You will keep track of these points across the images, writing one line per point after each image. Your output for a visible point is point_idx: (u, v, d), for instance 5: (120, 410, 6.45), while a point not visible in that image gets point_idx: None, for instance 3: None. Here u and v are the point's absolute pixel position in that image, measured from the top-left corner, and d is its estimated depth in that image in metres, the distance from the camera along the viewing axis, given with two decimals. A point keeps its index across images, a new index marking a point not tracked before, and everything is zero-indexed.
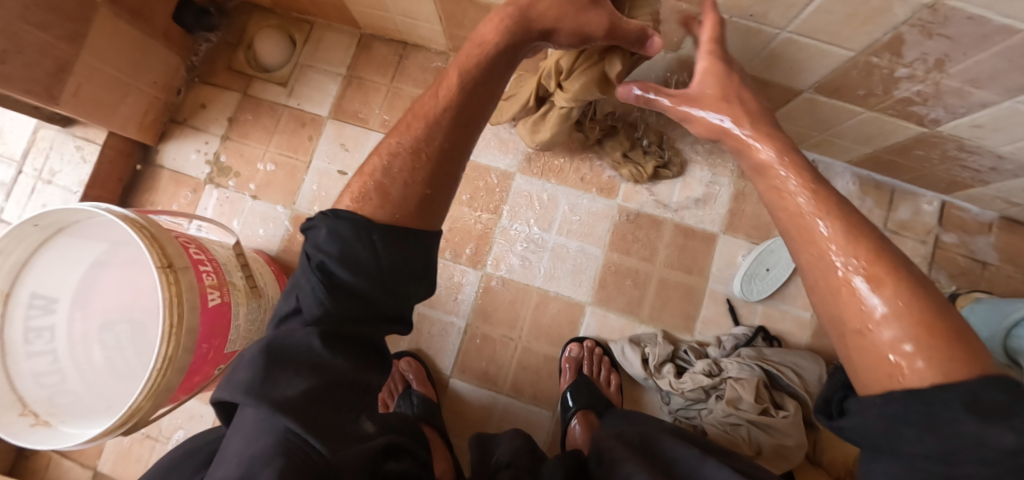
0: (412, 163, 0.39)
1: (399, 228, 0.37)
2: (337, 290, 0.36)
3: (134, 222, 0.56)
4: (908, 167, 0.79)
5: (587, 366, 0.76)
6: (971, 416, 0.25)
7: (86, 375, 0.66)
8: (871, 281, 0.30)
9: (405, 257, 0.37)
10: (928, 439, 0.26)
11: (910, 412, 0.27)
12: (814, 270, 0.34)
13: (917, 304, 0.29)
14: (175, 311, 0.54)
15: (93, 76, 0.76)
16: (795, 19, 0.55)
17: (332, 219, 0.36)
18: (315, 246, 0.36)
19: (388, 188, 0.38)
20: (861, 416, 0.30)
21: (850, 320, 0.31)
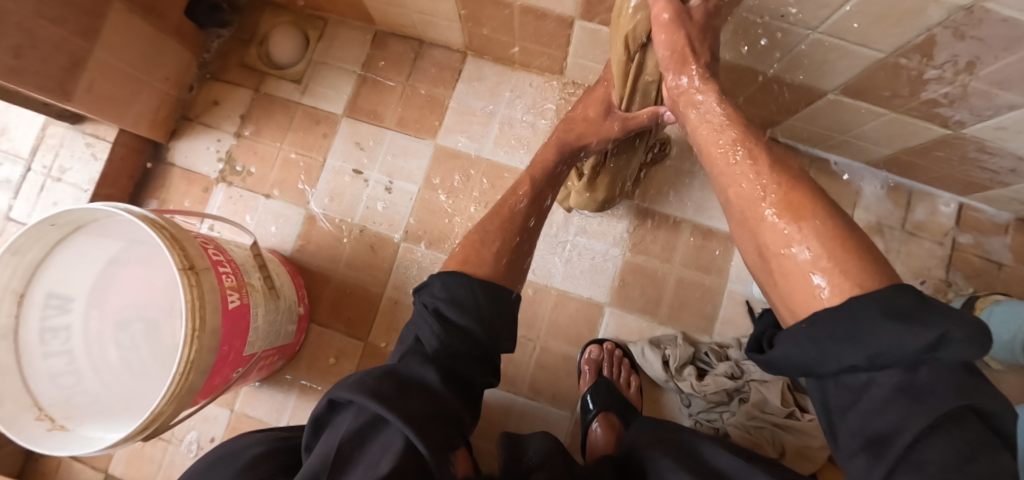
0: (506, 238, 0.58)
1: (494, 286, 0.53)
2: (449, 328, 0.50)
3: (154, 223, 0.55)
4: (926, 168, 0.79)
5: (607, 369, 0.76)
6: (887, 323, 0.30)
7: (103, 374, 0.65)
8: (789, 207, 0.39)
9: (498, 307, 0.53)
10: (853, 352, 0.31)
11: (837, 331, 0.32)
12: (743, 205, 0.43)
13: (853, 269, 0.34)
14: (197, 313, 0.53)
15: (107, 73, 0.75)
16: (826, 20, 0.54)
17: (446, 276, 0.53)
18: (432, 293, 0.53)
19: (487, 256, 0.55)
20: (790, 345, 0.35)
21: (776, 245, 0.39)
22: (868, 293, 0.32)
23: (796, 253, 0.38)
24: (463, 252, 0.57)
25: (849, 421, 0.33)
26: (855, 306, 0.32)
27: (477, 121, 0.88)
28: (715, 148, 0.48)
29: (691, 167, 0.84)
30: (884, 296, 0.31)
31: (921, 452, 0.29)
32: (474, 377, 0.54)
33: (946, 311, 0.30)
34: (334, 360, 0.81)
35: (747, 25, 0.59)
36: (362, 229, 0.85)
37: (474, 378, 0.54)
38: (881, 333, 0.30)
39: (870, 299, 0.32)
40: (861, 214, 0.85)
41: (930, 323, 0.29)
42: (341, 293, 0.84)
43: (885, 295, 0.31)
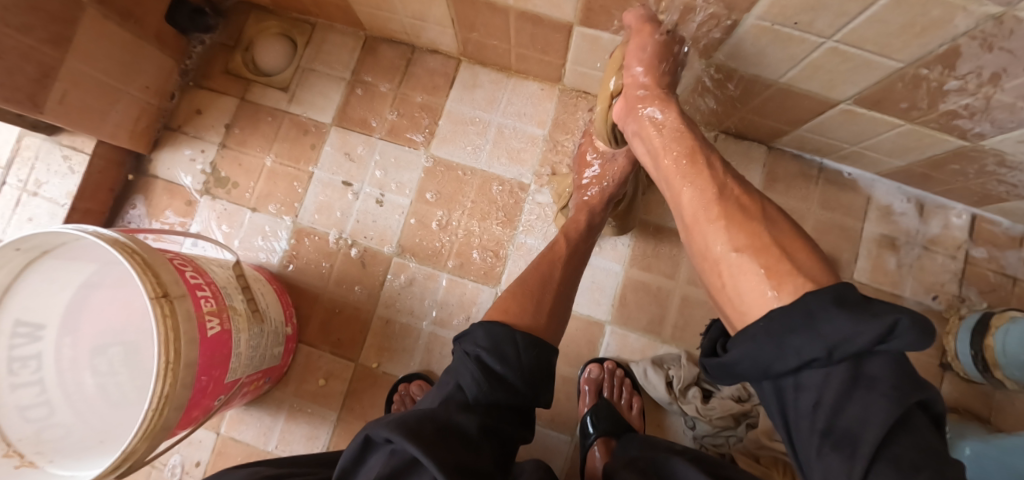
0: (548, 291, 0.56)
1: (539, 337, 0.50)
2: (491, 379, 0.46)
3: (125, 248, 0.52)
4: (941, 180, 0.75)
5: (608, 390, 0.73)
6: (839, 311, 0.30)
7: (77, 405, 0.62)
8: (726, 214, 0.41)
9: (542, 359, 0.49)
10: (810, 342, 0.30)
11: (794, 323, 0.31)
12: (689, 207, 0.45)
13: (794, 268, 0.35)
14: (171, 346, 0.50)
15: (80, 82, 0.71)
16: (843, 28, 0.51)
17: (490, 325, 0.49)
18: (475, 339, 0.48)
19: (532, 305, 0.54)
20: (748, 346, 0.34)
21: (716, 257, 0.41)
22: (817, 289, 0.33)
23: (740, 255, 0.38)
24: (500, 303, 0.54)
25: (812, 427, 0.31)
26: (808, 299, 0.32)
27: (472, 131, 0.84)
28: (662, 154, 0.50)
29: None
30: (834, 290, 0.32)
31: (887, 447, 0.28)
32: (511, 435, 0.48)
33: (887, 303, 0.30)
34: (324, 381, 0.79)
35: (757, 33, 0.56)
36: (352, 245, 0.82)
37: (511, 435, 0.48)
38: (836, 321, 0.29)
39: (822, 292, 0.32)
40: (871, 227, 0.82)
41: (877, 311, 0.29)
42: (331, 312, 0.80)
43: (834, 288, 0.32)
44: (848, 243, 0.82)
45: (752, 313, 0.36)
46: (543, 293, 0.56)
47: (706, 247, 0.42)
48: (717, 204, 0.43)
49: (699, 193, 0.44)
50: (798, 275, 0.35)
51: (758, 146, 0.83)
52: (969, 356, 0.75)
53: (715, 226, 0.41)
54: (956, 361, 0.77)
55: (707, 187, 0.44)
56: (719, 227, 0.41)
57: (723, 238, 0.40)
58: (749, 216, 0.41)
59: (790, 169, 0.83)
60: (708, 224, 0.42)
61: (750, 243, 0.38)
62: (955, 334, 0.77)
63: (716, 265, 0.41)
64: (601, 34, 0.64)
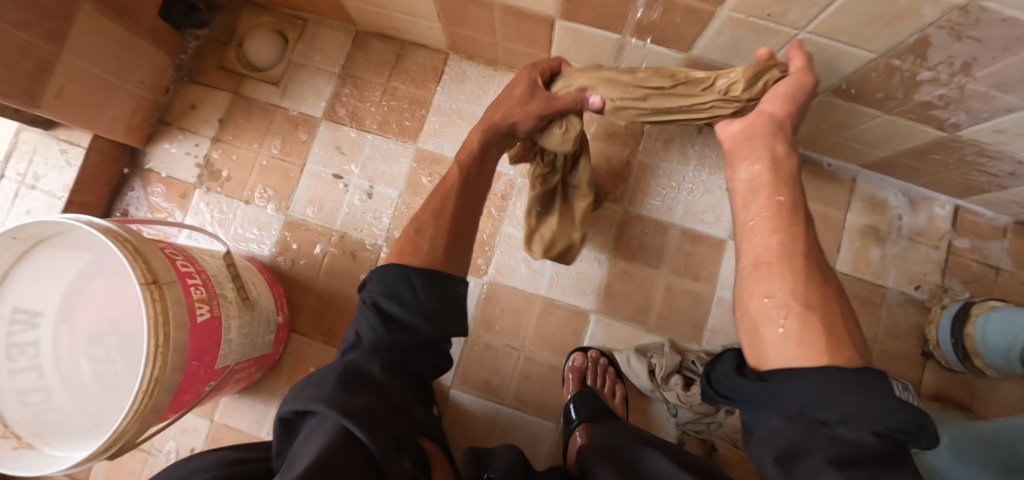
0: (443, 228, 0.52)
1: (434, 273, 0.49)
2: (389, 324, 0.47)
3: (117, 236, 0.53)
4: (924, 171, 0.76)
5: (591, 378, 0.74)
6: (895, 392, 0.29)
7: (74, 390, 0.64)
8: (795, 273, 0.36)
9: (444, 295, 0.49)
10: (859, 400, 0.29)
11: (849, 381, 0.30)
12: (756, 249, 0.39)
13: (852, 342, 0.33)
14: (160, 330, 0.52)
15: (77, 77, 0.72)
16: (814, 20, 0.52)
17: (383, 269, 0.48)
18: (370, 287, 0.49)
19: (422, 245, 0.51)
20: (791, 384, 0.31)
21: (771, 311, 0.36)
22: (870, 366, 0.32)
23: (798, 311, 0.34)
24: (399, 241, 0.51)
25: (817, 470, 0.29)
26: (861, 369, 0.31)
27: (460, 124, 0.86)
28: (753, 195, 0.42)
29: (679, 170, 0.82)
30: (884, 374, 0.31)
31: None
32: (425, 372, 0.50)
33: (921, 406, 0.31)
34: (315, 370, 0.80)
35: (732, 25, 0.56)
36: (342, 236, 0.83)
37: (424, 370, 0.50)
38: (890, 397, 0.29)
39: (882, 371, 0.31)
40: (856, 219, 0.83)
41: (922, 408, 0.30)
42: (322, 303, 0.82)
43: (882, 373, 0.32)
44: (832, 234, 0.82)
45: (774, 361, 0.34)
46: (435, 227, 0.52)
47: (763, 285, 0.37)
48: (802, 258, 0.37)
49: (773, 243, 0.38)
50: (852, 350, 0.33)
51: None
52: (949, 345, 0.76)
53: (786, 272, 0.36)
54: (938, 351, 0.78)
55: (790, 242, 0.38)
56: (785, 280, 0.36)
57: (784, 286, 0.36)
58: (824, 289, 0.36)
59: None
60: (773, 275, 0.37)
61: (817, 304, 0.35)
62: (937, 323, 0.78)
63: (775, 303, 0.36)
64: (583, 27, 0.66)
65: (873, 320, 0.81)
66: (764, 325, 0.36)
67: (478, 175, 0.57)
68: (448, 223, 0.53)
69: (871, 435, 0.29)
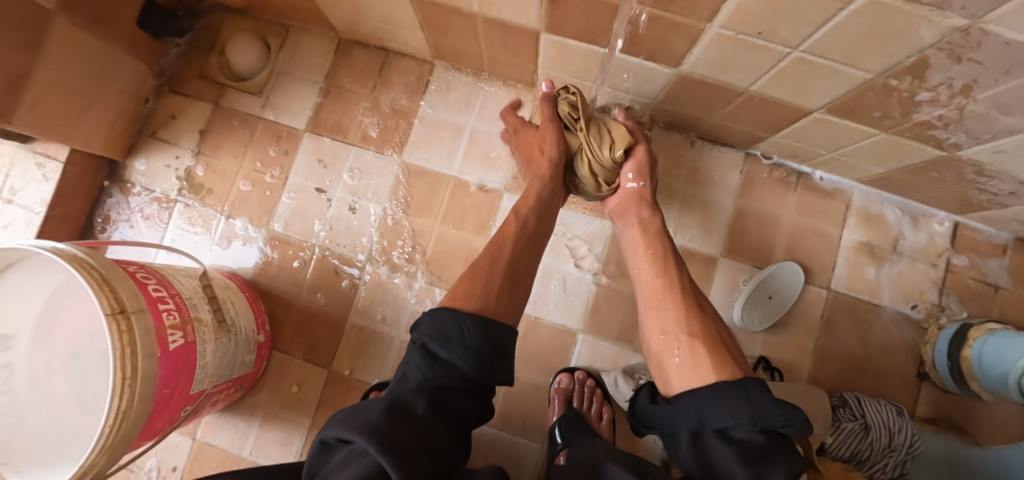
0: (500, 273, 0.57)
1: (485, 318, 0.51)
2: (435, 362, 0.47)
3: (83, 264, 0.52)
4: (922, 187, 0.73)
5: (577, 400, 0.73)
6: (766, 394, 0.41)
7: (49, 411, 0.63)
8: (682, 303, 0.56)
9: (491, 338, 0.50)
10: (744, 405, 0.41)
11: (733, 391, 0.42)
12: (653, 290, 0.59)
13: (729, 358, 0.49)
14: (127, 361, 0.50)
15: (53, 90, 0.69)
16: (807, 39, 0.49)
17: (435, 310, 0.51)
18: (422, 328, 0.50)
19: (481, 289, 0.54)
20: (692, 399, 0.45)
21: (669, 334, 0.53)
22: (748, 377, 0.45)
23: (691, 338, 0.51)
24: (459, 285, 0.55)
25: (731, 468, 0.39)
26: (744, 377, 0.44)
27: (445, 136, 0.83)
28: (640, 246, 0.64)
29: (671, 184, 0.81)
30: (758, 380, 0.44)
31: None
32: (467, 418, 0.49)
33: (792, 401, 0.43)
34: (297, 388, 0.79)
35: (721, 42, 0.54)
36: (325, 251, 0.82)
37: (466, 416, 0.48)
38: (762, 398, 0.41)
39: (755, 378, 0.44)
40: (851, 234, 0.80)
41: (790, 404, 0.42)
42: (304, 319, 0.81)
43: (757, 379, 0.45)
44: (827, 250, 0.80)
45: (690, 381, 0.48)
46: (490, 273, 0.57)
47: (664, 324, 0.55)
48: (678, 290, 0.58)
49: (663, 283, 0.59)
50: (731, 365, 0.48)
51: (736, 151, 0.82)
52: (945, 366, 0.74)
53: (678, 308, 0.55)
54: (934, 371, 0.76)
55: (671, 282, 0.58)
56: (680, 316, 0.54)
57: (679, 322, 0.54)
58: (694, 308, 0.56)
59: (768, 175, 0.81)
60: (668, 308, 0.56)
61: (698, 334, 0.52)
62: (933, 343, 0.76)
63: (671, 339, 0.52)
64: (569, 40, 0.63)
65: (868, 339, 0.78)
66: (667, 355, 0.52)
67: (531, 223, 0.64)
68: (504, 270, 0.57)
69: (760, 435, 0.40)
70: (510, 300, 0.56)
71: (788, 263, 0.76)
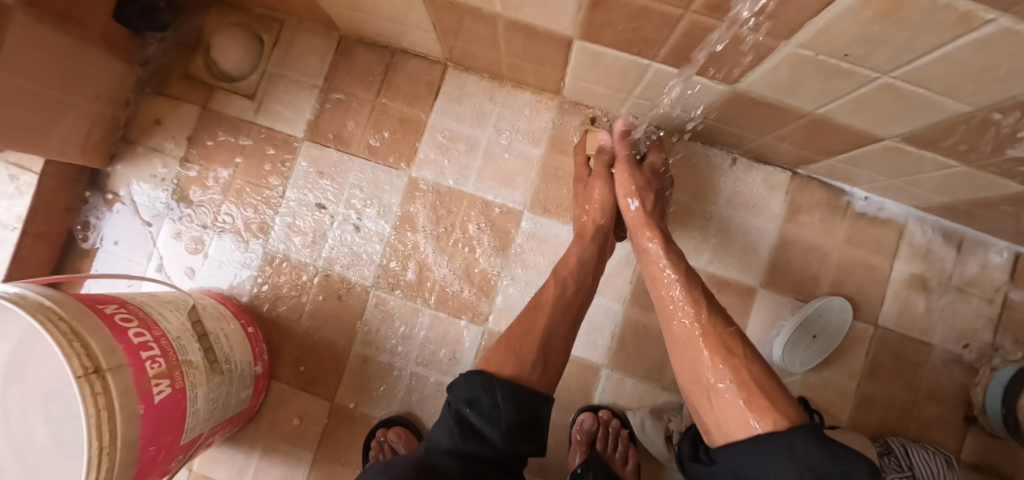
0: (535, 343, 0.53)
1: (518, 387, 0.48)
2: (467, 432, 0.45)
3: (50, 315, 0.45)
4: (986, 218, 0.66)
5: (601, 442, 0.67)
6: (815, 449, 0.36)
7: (28, 459, 0.56)
8: (717, 344, 0.47)
9: (525, 413, 0.47)
10: (789, 470, 0.36)
11: (776, 450, 0.38)
12: (684, 333, 0.50)
13: (769, 404, 0.41)
14: (104, 428, 0.44)
15: (16, 98, 0.60)
16: (904, 66, 0.41)
17: (469, 374, 0.48)
18: (454, 393, 0.48)
19: (516, 357, 0.51)
20: (734, 456, 0.41)
21: (709, 375, 0.46)
22: (796, 426, 0.39)
23: (728, 385, 0.44)
24: (495, 351, 0.52)
25: None
26: (789, 429, 0.38)
27: (458, 149, 0.76)
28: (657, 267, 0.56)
29: (709, 208, 0.73)
30: (811, 428, 0.38)
31: None
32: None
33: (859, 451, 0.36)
34: (298, 421, 0.74)
35: (795, 62, 0.45)
36: (326, 274, 0.75)
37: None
38: (811, 456, 0.36)
39: (803, 428, 0.38)
40: (901, 266, 0.73)
41: (849, 456, 0.35)
42: (305, 349, 0.75)
43: (809, 429, 0.38)
44: (874, 283, 0.73)
45: (734, 434, 0.42)
46: (525, 341, 0.53)
47: (698, 369, 0.48)
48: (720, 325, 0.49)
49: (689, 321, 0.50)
50: (774, 411, 0.41)
51: (780, 172, 0.74)
52: (998, 414, 0.68)
53: (725, 358, 0.46)
54: (984, 416, 0.71)
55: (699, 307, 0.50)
56: (715, 362, 0.46)
57: (709, 367, 0.46)
58: (731, 350, 0.46)
59: (815, 199, 0.73)
60: (700, 354, 0.48)
61: (734, 379, 0.44)
62: (985, 386, 0.70)
63: (705, 390, 0.46)
64: (606, 51, 0.55)
65: (912, 381, 0.73)
66: (714, 395, 0.45)
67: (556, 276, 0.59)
68: (538, 338, 0.53)
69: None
70: (546, 368, 0.52)
71: (834, 298, 0.70)
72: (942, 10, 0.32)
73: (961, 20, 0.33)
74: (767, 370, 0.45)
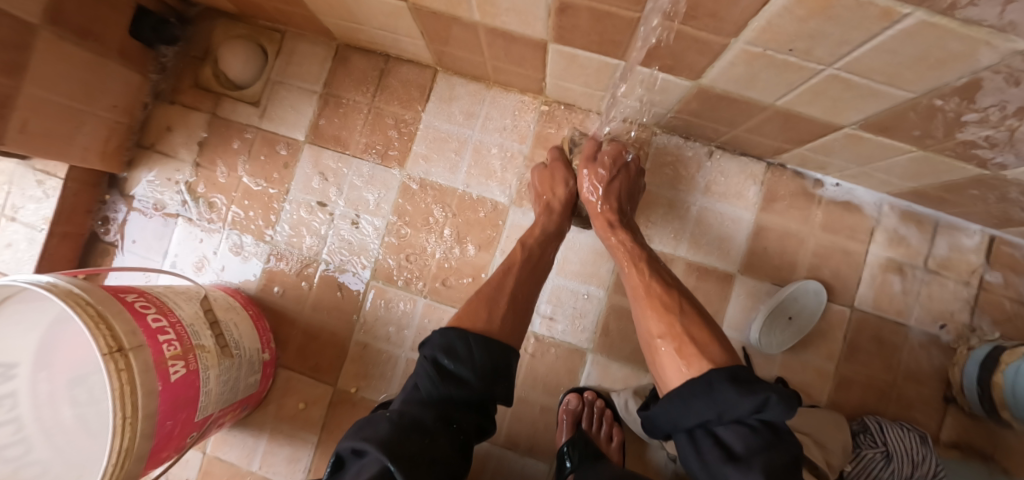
0: (504, 300, 0.58)
1: (491, 337, 0.53)
2: (443, 379, 0.50)
3: (78, 300, 0.50)
4: (957, 202, 0.68)
5: (586, 422, 0.71)
6: (729, 385, 0.42)
7: (54, 439, 0.61)
8: (663, 304, 0.53)
9: (497, 360, 0.52)
10: (708, 406, 0.42)
11: (697, 390, 0.44)
12: (636, 291, 0.57)
13: (697, 351, 0.47)
14: (127, 401, 0.49)
15: (41, 108, 0.66)
16: (844, 57, 0.44)
17: (445, 328, 0.53)
18: (430, 344, 0.53)
19: (488, 314, 0.55)
20: (666, 405, 0.47)
21: (652, 332, 0.52)
22: (717, 367, 0.45)
23: (661, 339, 0.50)
24: (467, 306, 0.57)
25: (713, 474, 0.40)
26: (709, 370, 0.44)
27: (449, 147, 0.80)
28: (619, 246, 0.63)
29: (688, 198, 0.77)
30: (728, 368, 0.44)
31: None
32: (471, 427, 0.51)
33: (767, 382, 0.42)
34: (303, 405, 0.79)
35: (748, 57, 0.49)
36: (328, 268, 0.80)
37: (471, 426, 0.51)
38: (724, 391, 0.42)
39: (720, 369, 0.44)
40: (877, 251, 0.76)
41: (755, 387, 0.41)
42: (308, 336, 0.80)
43: (727, 367, 0.44)
44: (850, 268, 0.76)
45: (669, 381, 0.48)
46: (497, 300, 0.58)
47: (646, 329, 0.53)
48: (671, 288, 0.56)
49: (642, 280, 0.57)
50: (700, 357, 0.46)
51: (756, 162, 0.77)
52: (975, 391, 0.70)
53: (664, 313, 0.52)
54: (962, 395, 0.73)
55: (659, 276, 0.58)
56: (655, 317, 0.53)
57: (652, 325, 0.52)
58: (671, 310, 0.52)
59: (791, 188, 0.76)
60: (647, 310, 0.54)
61: (669, 333, 0.50)
62: (963, 365, 0.72)
63: (649, 345, 0.52)
64: (578, 52, 0.58)
65: (892, 362, 0.75)
66: (654, 350, 0.51)
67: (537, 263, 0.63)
68: (507, 297, 0.58)
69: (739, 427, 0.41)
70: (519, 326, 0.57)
71: (809, 282, 0.73)
72: (864, 6, 0.35)
73: (883, 15, 0.36)
74: (700, 321, 0.51)
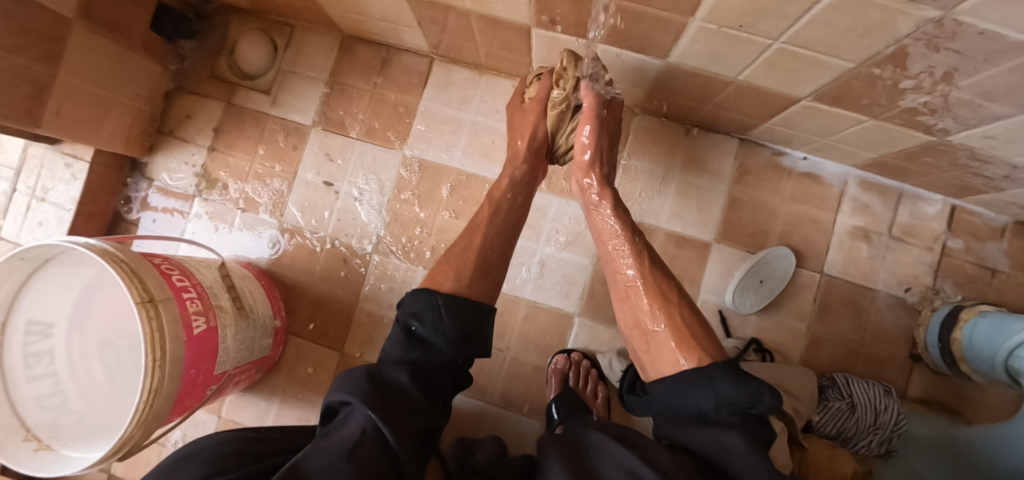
0: (472, 258, 0.62)
1: (459, 301, 0.57)
2: (414, 341, 0.55)
3: (113, 257, 0.56)
4: (916, 171, 0.74)
5: (573, 380, 0.76)
6: (727, 378, 0.47)
7: (88, 393, 0.68)
8: (656, 297, 0.58)
9: (466, 321, 0.57)
10: (706, 395, 0.47)
11: (696, 380, 0.48)
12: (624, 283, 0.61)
13: (695, 345, 0.52)
14: (157, 345, 0.55)
15: (73, 95, 0.73)
16: (788, 30, 0.50)
17: (416, 293, 0.58)
18: (403, 309, 0.58)
19: (455, 273, 0.60)
20: (662, 390, 0.52)
21: (648, 321, 0.57)
22: (715, 361, 0.50)
23: (660, 331, 0.55)
24: (436, 271, 0.62)
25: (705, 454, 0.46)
26: (710, 364, 0.48)
27: (445, 129, 0.87)
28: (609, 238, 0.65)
29: (668, 173, 0.83)
30: (725, 362, 0.49)
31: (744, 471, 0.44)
32: (444, 384, 0.56)
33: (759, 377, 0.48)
34: (312, 369, 0.85)
35: (706, 35, 0.55)
36: (334, 242, 0.87)
37: (445, 383, 0.56)
38: (724, 383, 0.46)
39: (719, 363, 0.48)
40: (845, 219, 0.81)
41: (752, 382, 0.46)
42: (318, 305, 0.86)
43: (724, 361, 0.49)
44: (820, 235, 0.81)
45: (665, 369, 0.53)
46: (464, 258, 0.62)
47: (639, 318, 0.58)
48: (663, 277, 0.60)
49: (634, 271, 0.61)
50: (699, 351, 0.51)
51: (731, 139, 0.83)
52: (937, 348, 0.75)
53: (658, 301, 0.57)
54: (926, 353, 0.78)
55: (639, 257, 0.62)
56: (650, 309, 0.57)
57: (648, 315, 0.57)
58: (666, 299, 0.57)
59: (763, 162, 0.82)
60: (640, 301, 0.58)
61: (667, 324, 0.55)
62: (927, 326, 0.77)
63: (643, 334, 0.57)
64: (558, 35, 0.65)
65: (861, 322, 0.80)
66: (651, 337, 0.55)
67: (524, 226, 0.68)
68: (475, 254, 0.63)
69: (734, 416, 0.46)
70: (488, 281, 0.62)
71: (779, 248, 0.78)
72: None
73: None
74: (696, 317, 0.56)
